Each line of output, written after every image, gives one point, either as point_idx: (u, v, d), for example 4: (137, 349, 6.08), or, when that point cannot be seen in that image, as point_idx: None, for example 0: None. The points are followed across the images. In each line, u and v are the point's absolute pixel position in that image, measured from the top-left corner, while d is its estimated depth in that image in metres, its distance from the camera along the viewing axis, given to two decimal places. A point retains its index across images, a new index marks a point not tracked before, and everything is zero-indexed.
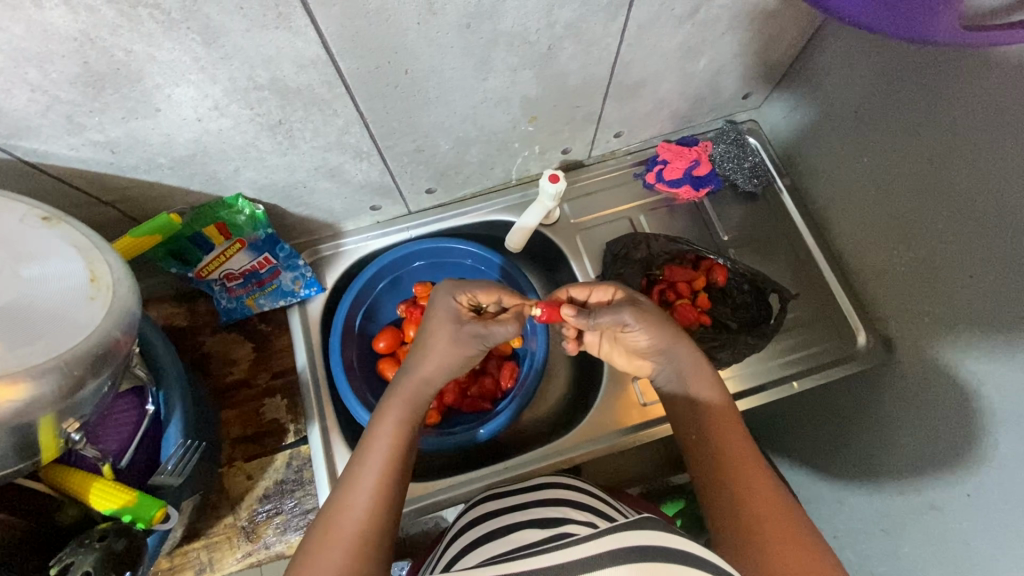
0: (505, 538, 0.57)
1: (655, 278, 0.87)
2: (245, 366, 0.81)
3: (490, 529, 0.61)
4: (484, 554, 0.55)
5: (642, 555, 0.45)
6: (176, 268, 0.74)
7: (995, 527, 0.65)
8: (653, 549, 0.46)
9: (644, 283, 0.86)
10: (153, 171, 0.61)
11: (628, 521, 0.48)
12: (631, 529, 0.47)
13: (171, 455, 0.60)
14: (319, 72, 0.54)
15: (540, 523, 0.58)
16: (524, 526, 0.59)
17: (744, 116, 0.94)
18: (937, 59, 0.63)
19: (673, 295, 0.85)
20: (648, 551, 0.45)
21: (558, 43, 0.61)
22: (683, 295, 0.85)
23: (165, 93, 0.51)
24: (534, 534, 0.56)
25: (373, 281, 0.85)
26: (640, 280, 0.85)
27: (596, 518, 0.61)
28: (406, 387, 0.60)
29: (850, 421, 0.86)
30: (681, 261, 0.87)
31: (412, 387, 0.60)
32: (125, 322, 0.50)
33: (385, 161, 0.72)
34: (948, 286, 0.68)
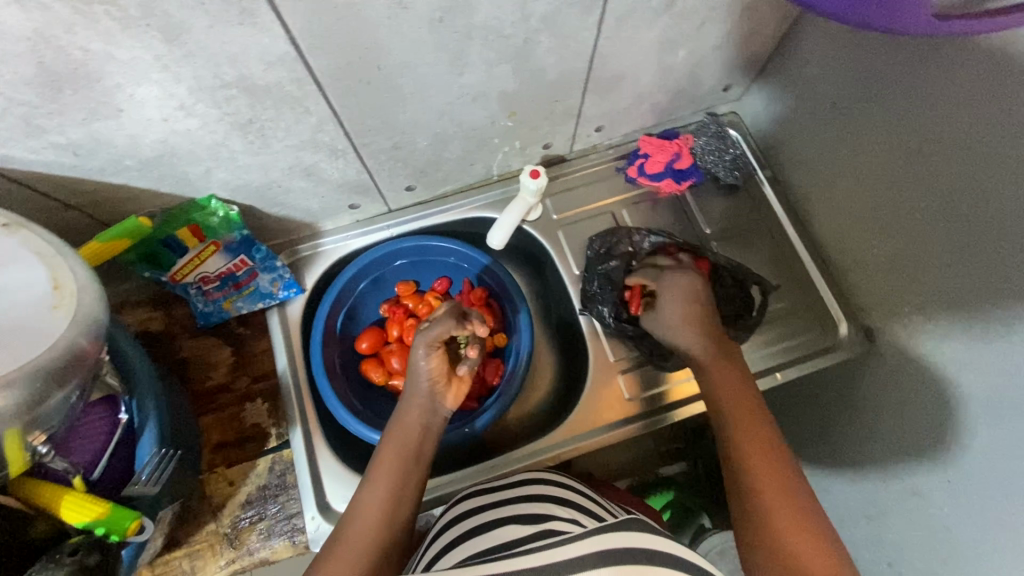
0: (488, 535, 0.57)
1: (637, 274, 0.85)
2: (224, 371, 0.79)
3: (474, 526, 0.60)
4: (467, 552, 0.55)
5: (626, 557, 0.45)
6: (150, 272, 0.72)
7: (973, 511, 0.66)
8: (636, 551, 0.45)
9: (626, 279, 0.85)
10: (120, 173, 0.59)
11: (612, 523, 0.48)
12: (614, 531, 0.47)
13: (147, 464, 0.58)
14: (288, 69, 0.52)
15: (523, 520, 0.58)
16: (507, 523, 0.59)
17: (725, 108, 0.94)
18: (912, 50, 0.63)
19: None
20: (631, 553, 0.45)
21: (534, 37, 0.60)
22: None
23: (128, 92, 0.49)
24: (518, 531, 0.56)
25: (354, 281, 0.84)
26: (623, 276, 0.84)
27: (580, 514, 0.61)
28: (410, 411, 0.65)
29: (834, 410, 0.87)
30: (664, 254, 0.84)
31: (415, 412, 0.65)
32: (92, 330, 0.49)
33: (361, 159, 0.71)
34: (926, 275, 0.68)
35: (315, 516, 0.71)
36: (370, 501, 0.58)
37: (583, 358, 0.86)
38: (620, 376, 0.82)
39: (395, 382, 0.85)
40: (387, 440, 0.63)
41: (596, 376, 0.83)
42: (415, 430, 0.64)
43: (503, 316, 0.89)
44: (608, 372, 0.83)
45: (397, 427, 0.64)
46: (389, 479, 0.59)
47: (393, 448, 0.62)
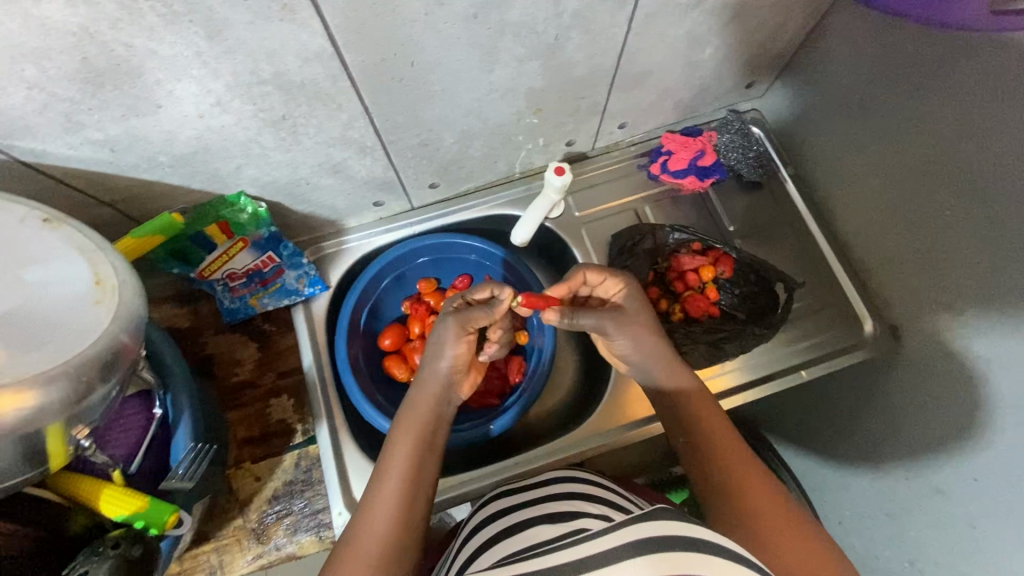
0: (521, 533, 0.57)
1: (662, 270, 0.88)
2: (250, 367, 0.80)
3: (506, 526, 0.60)
4: (500, 552, 0.55)
5: (663, 545, 0.45)
6: (179, 269, 0.72)
7: (1000, 510, 0.65)
8: (670, 538, 0.45)
9: (651, 276, 0.87)
10: (154, 169, 0.59)
11: (651, 511, 0.48)
12: (644, 521, 0.47)
13: (182, 460, 0.58)
14: (323, 65, 0.52)
15: (554, 518, 0.58)
16: (540, 521, 0.58)
17: (747, 105, 0.93)
18: (941, 47, 0.63)
19: (681, 285, 0.87)
20: (668, 542, 0.45)
21: (565, 33, 0.60)
22: (692, 286, 0.86)
23: (167, 88, 0.49)
24: (551, 528, 0.56)
25: (377, 278, 0.85)
26: (648, 273, 0.87)
27: (612, 511, 0.62)
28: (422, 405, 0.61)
29: (857, 408, 0.87)
30: (688, 250, 0.87)
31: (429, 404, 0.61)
32: (132, 326, 0.49)
33: (389, 156, 0.71)
34: (955, 273, 0.68)
35: (344, 510, 0.71)
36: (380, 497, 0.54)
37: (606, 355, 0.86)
38: None
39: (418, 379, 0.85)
40: (399, 430, 0.60)
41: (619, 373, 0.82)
42: (429, 419, 0.61)
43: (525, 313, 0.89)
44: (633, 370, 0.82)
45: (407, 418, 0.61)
46: (399, 474, 0.56)
47: (405, 443, 0.58)
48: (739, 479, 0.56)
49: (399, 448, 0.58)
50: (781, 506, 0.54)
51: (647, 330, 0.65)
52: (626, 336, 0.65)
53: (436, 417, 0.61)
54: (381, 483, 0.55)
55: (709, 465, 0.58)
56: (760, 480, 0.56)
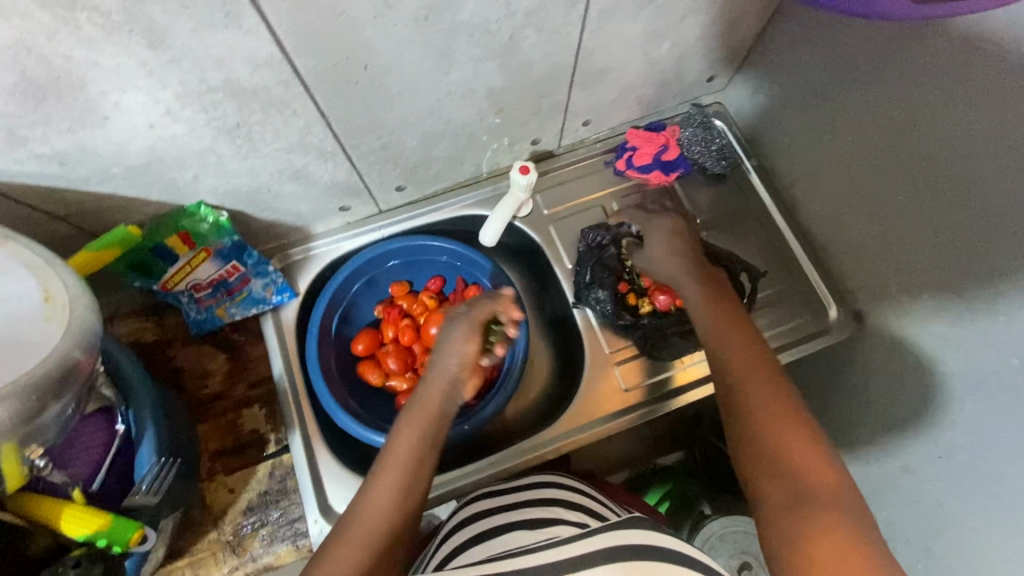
0: (496, 540, 0.58)
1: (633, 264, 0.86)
2: (219, 379, 0.79)
3: (484, 529, 0.60)
4: (473, 557, 0.55)
5: (630, 555, 0.46)
6: (140, 282, 0.71)
7: (964, 485, 0.67)
8: (641, 547, 0.46)
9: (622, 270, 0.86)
10: (107, 182, 0.58)
11: (632, 519, 0.49)
12: (625, 529, 0.48)
13: (147, 474, 0.57)
14: (274, 71, 0.52)
15: (533, 525, 0.59)
16: (519, 528, 0.59)
17: (709, 99, 0.95)
18: (888, 38, 0.65)
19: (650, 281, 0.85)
20: (641, 551, 0.46)
21: (520, 33, 0.60)
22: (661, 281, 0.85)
23: (112, 99, 0.48)
24: (528, 537, 0.57)
25: (347, 283, 0.84)
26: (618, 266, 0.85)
27: (592, 520, 0.62)
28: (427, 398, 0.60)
29: (827, 393, 0.88)
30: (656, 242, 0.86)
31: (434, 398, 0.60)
32: (86, 341, 0.48)
33: (351, 160, 0.71)
34: (911, 257, 0.70)
35: (319, 518, 0.71)
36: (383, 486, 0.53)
37: (579, 351, 0.87)
38: (616, 369, 0.83)
39: (393, 382, 0.86)
40: (410, 418, 0.59)
41: (593, 370, 0.83)
42: (435, 413, 0.59)
43: None
44: (603, 366, 0.83)
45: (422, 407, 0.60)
46: (405, 466, 0.55)
47: (408, 433, 0.57)
48: (762, 414, 0.53)
49: (405, 438, 0.56)
50: (808, 447, 0.50)
51: (673, 246, 0.75)
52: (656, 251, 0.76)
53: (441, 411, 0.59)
54: (385, 473, 0.54)
55: (732, 400, 0.56)
56: (788, 417, 0.53)
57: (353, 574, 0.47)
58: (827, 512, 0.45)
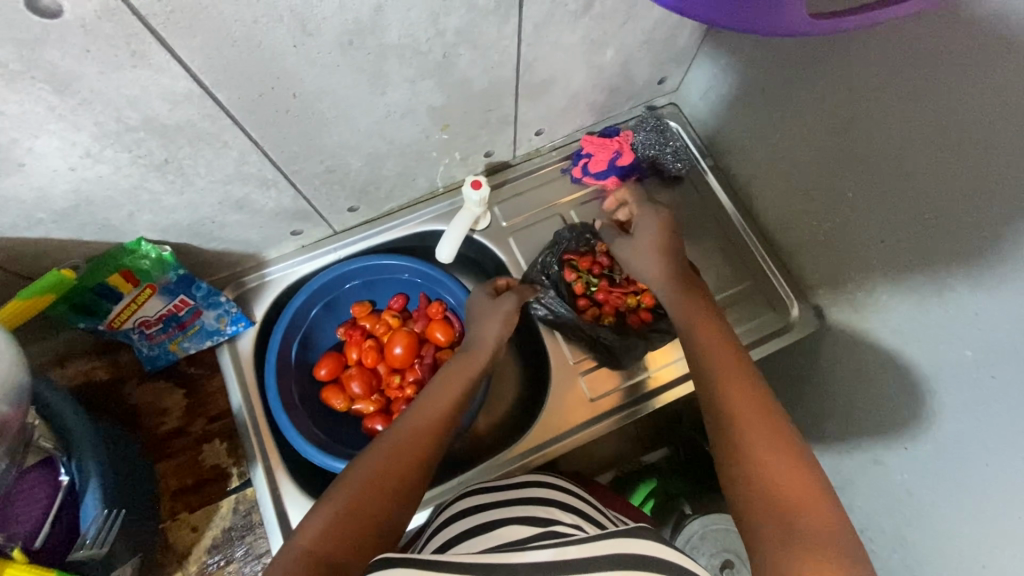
0: (490, 533, 0.58)
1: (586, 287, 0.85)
2: (178, 415, 0.78)
3: (475, 523, 0.60)
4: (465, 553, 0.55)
5: (632, 564, 0.47)
6: (84, 322, 0.69)
7: (930, 475, 0.67)
8: (638, 559, 0.47)
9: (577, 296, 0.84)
10: (36, 227, 0.56)
11: (628, 528, 0.50)
12: (625, 536, 0.49)
13: (92, 523, 0.55)
14: (196, 106, 0.51)
15: (530, 521, 0.58)
16: (510, 524, 0.58)
17: (663, 100, 0.94)
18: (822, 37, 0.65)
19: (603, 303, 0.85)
20: (639, 559, 0.47)
21: (453, 50, 0.59)
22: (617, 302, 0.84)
23: (25, 146, 0.47)
24: (525, 533, 0.56)
25: (306, 308, 0.83)
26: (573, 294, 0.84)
27: (585, 521, 0.62)
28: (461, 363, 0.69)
29: (796, 387, 0.89)
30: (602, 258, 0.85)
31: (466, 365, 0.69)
32: (11, 396, 0.47)
33: (295, 186, 0.69)
34: (864, 251, 0.70)
35: None
36: (391, 445, 0.57)
37: (545, 362, 0.86)
38: (582, 378, 0.82)
39: (358, 406, 0.85)
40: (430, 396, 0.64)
41: (558, 381, 0.82)
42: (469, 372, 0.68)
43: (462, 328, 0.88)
44: (570, 375, 0.83)
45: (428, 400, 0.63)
46: (417, 435, 0.58)
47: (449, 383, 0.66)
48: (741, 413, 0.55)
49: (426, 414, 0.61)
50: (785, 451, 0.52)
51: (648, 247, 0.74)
52: (636, 250, 0.75)
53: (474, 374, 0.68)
54: (393, 436, 0.58)
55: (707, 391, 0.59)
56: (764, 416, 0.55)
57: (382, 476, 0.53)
58: (809, 531, 0.46)
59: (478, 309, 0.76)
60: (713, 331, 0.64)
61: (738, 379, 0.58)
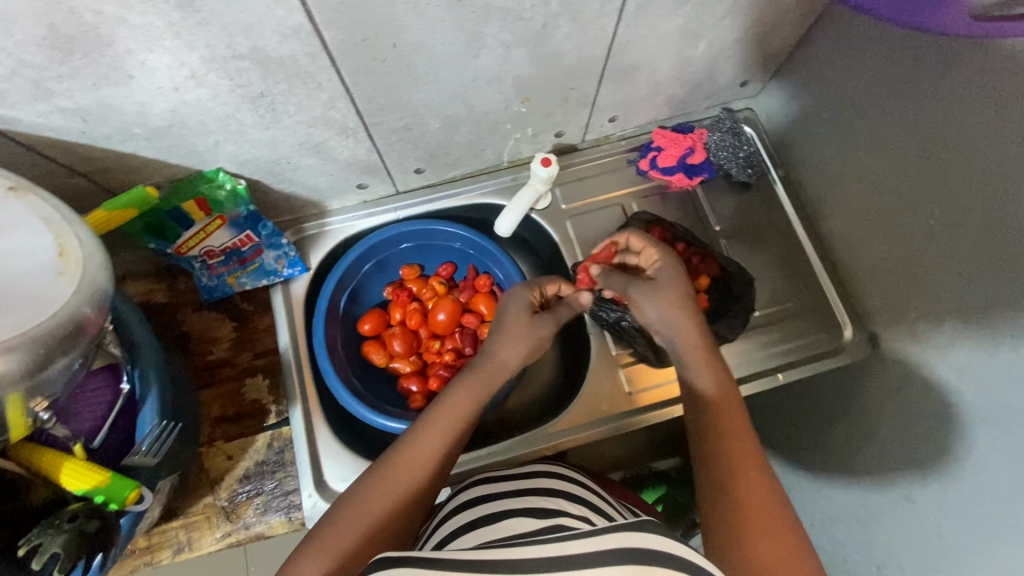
0: (499, 523, 0.57)
1: None
2: (226, 346, 0.80)
3: (487, 512, 0.60)
4: (480, 540, 0.55)
5: (636, 557, 0.44)
6: (155, 244, 0.71)
7: (967, 521, 0.64)
8: (637, 550, 0.44)
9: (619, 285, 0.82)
10: (129, 141, 0.58)
11: (633, 521, 0.47)
12: (633, 531, 0.46)
13: (147, 435, 0.58)
14: (302, 42, 0.51)
15: (531, 512, 0.59)
16: (520, 513, 0.59)
17: (740, 104, 0.93)
18: (921, 51, 0.64)
19: None
20: (652, 554, 0.44)
21: (553, 21, 0.59)
22: None
23: (139, 59, 0.48)
24: (527, 523, 0.56)
25: (359, 262, 0.84)
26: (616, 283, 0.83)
27: (593, 512, 0.62)
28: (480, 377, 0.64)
29: (833, 416, 0.86)
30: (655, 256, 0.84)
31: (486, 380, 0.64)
32: (96, 299, 0.48)
33: (372, 138, 0.70)
34: (934, 280, 0.68)
35: (313, 492, 0.72)
36: (392, 488, 0.55)
37: (586, 349, 0.86)
38: (623, 370, 0.82)
39: (396, 365, 0.86)
40: (443, 414, 0.60)
41: (598, 369, 0.83)
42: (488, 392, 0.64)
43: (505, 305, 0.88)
44: (609, 366, 0.82)
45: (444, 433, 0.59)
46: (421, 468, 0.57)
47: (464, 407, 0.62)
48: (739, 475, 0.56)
49: (435, 445, 0.58)
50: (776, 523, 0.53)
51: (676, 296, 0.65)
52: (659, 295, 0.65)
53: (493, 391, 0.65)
54: (398, 469, 0.56)
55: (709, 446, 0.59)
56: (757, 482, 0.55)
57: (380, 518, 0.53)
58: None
59: (511, 314, 0.68)
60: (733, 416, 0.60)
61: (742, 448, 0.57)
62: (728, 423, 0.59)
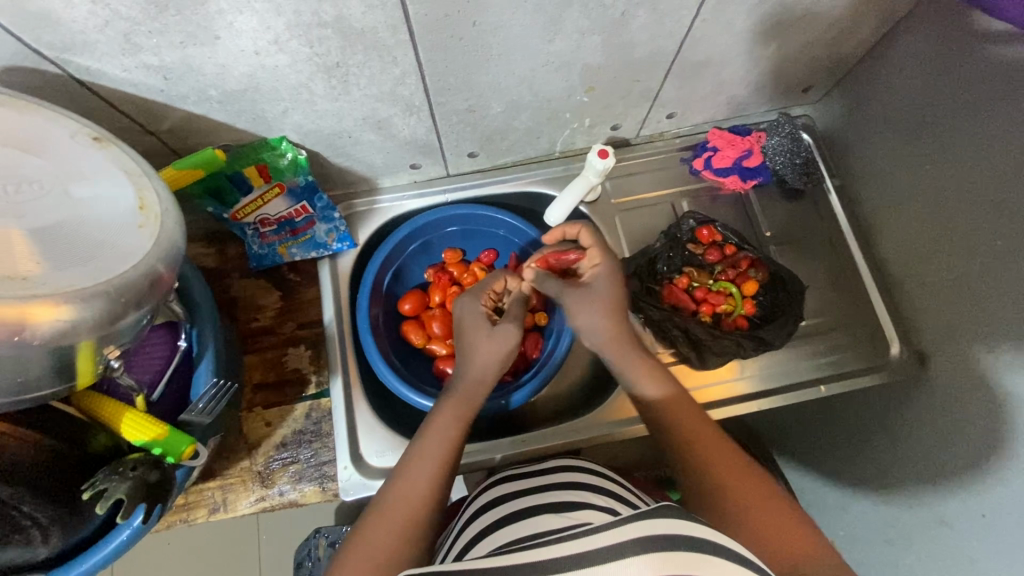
0: (531, 519, 0.56)
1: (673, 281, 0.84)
2: (271, 315, 0.81)
3: (523, 506, 0.60)
4: (511, 535, 0.55)
5: (661, 545, 0.42)
6: (213, 208, 0.72)
7: (1008, 549, 0.63)
8: (664, 537, 0.42)
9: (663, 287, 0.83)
10: (202, 103, 0.59)
11: (653, 509, 0.45)
12: (655, 517, 0.44)
13: (204, 394, 0.60)
14: (386, 13, 0.51)
15: (565, 506, 0.58)
16: (558, 507, 0.58)
17: (799, 111, 0.91)
18: (1002, 64, 0.62)
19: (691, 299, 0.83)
20: (684, 542, 0.42)
21: (632, 10, 0.58)
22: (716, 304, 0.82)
23: (228, 20, 0.49)
24: (554, 520, 0.55)
25: (405, 241, 0.84)
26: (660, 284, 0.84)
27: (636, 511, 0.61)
28: (462, 388, 0.64)
29: (866, 433, 0.84)
30: (701, 261, 0.85)
31: (469, 388, 0.64)
32: (171, 256, 0.49)
33: (434, 118, 0.70)
34: (990, 301, 0.66)
35: (349, 465, 0.72)
36: (399, 512, 0.54)
37: None
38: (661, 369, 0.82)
39: (433, 347, 0.85)
40: (428, 433, 0.60)
41: None
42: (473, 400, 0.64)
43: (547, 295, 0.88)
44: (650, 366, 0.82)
45: (431, 446, 0.59)
46: (422, 488, 0.56)
47: (446, 418, 0.61)
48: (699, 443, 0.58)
49: (424, 460, 0.58)
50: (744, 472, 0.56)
51: (600, 302, 0.66)
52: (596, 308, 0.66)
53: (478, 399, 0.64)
54: (396, 493, 0.56)
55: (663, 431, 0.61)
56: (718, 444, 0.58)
57: (393, 548, 0.52)
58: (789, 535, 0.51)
59: (469, 322, 0.68)
60: (681, 403, 0.62)
61: (692, 419, 0.61)
62: (674, 404, 0.62)
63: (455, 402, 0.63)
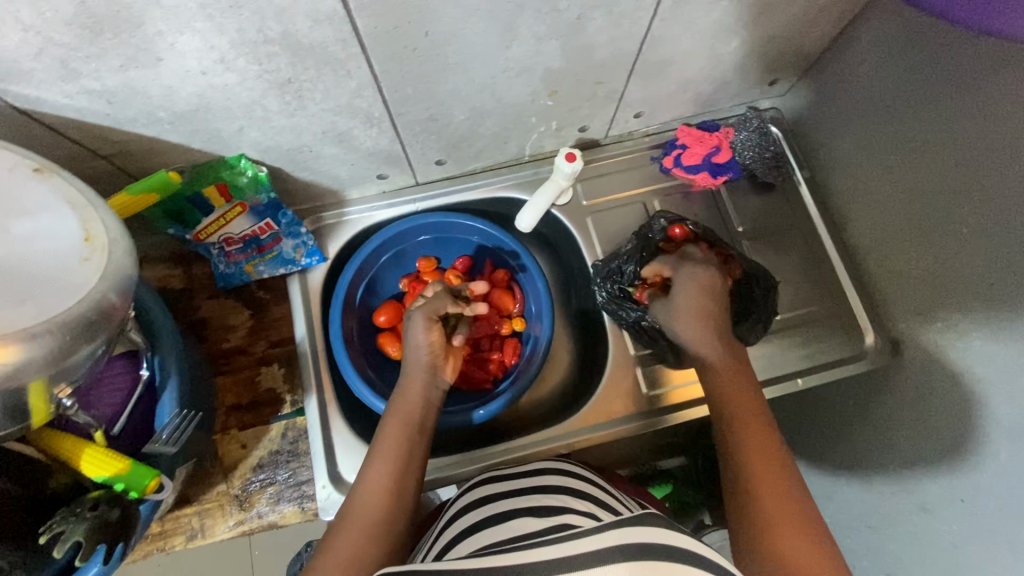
0: (506, 523, 0.56)
1: None
2: (242, 334, 0.79)
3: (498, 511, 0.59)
4: (487, 539, 0.54)
5: (637, 553, 0.41)
6: (175, 229, 0.71)
7: (984, 533, 0.64)
8: (637, 544, 0.42)
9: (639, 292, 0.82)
10: (152, 125, 0.57)
11: (620, 518, 0.44)
12: (632, 525, 0.44)
13: (167, 425, 0.59)
14: (334, 28, 0.50)
15: (539, 511, 0.58)
16: (534, 512, 0.58)
17: (767, 103, 0.91)
18: (960, 55, 0.62)
19: None
20: (655, 548, 0.42)
21: (589, 14, 0.58)
22: None
23: (169, 41, 0.47)
24: (529, 525, 0.55)
25: (377, 253, 0.83)
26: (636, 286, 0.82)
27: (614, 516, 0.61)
28: (407, 393, 0.65)
29: (845, 422, 0.85)
30: None
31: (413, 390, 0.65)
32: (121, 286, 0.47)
33: (396, 128, 0.69)
34: (959, 290, 0.67)
35: (327, 484, 0.70)
36: (361, 518, 0.54)
37: (603, 348, 0.85)
38: (639, 372, 0.81)
39: None
40: (381, 444, 0.60)
41: (615, 368, 0.82)
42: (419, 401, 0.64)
43: (523, 299, 0.88)
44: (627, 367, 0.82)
45: (390, 449, 0.59)
46: (382, 492, 0.56)
47: (397, 422, 0.62)
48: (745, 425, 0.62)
49: (381, 464, 0.58)
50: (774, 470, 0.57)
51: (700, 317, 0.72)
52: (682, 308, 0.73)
53: (423, 400, 0.65)
54: (358, 499, 0.55)
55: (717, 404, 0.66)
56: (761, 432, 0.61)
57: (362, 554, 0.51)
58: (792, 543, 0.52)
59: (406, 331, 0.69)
60: (737, 382, 0.66)
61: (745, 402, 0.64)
62: (733, 380, 0.67)
63: (402, 407, 0.64)
